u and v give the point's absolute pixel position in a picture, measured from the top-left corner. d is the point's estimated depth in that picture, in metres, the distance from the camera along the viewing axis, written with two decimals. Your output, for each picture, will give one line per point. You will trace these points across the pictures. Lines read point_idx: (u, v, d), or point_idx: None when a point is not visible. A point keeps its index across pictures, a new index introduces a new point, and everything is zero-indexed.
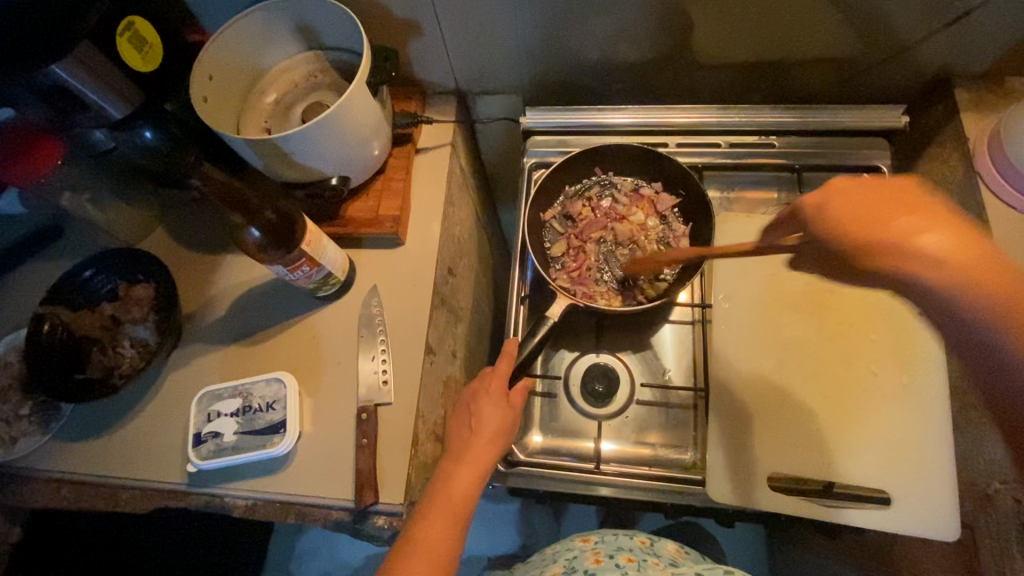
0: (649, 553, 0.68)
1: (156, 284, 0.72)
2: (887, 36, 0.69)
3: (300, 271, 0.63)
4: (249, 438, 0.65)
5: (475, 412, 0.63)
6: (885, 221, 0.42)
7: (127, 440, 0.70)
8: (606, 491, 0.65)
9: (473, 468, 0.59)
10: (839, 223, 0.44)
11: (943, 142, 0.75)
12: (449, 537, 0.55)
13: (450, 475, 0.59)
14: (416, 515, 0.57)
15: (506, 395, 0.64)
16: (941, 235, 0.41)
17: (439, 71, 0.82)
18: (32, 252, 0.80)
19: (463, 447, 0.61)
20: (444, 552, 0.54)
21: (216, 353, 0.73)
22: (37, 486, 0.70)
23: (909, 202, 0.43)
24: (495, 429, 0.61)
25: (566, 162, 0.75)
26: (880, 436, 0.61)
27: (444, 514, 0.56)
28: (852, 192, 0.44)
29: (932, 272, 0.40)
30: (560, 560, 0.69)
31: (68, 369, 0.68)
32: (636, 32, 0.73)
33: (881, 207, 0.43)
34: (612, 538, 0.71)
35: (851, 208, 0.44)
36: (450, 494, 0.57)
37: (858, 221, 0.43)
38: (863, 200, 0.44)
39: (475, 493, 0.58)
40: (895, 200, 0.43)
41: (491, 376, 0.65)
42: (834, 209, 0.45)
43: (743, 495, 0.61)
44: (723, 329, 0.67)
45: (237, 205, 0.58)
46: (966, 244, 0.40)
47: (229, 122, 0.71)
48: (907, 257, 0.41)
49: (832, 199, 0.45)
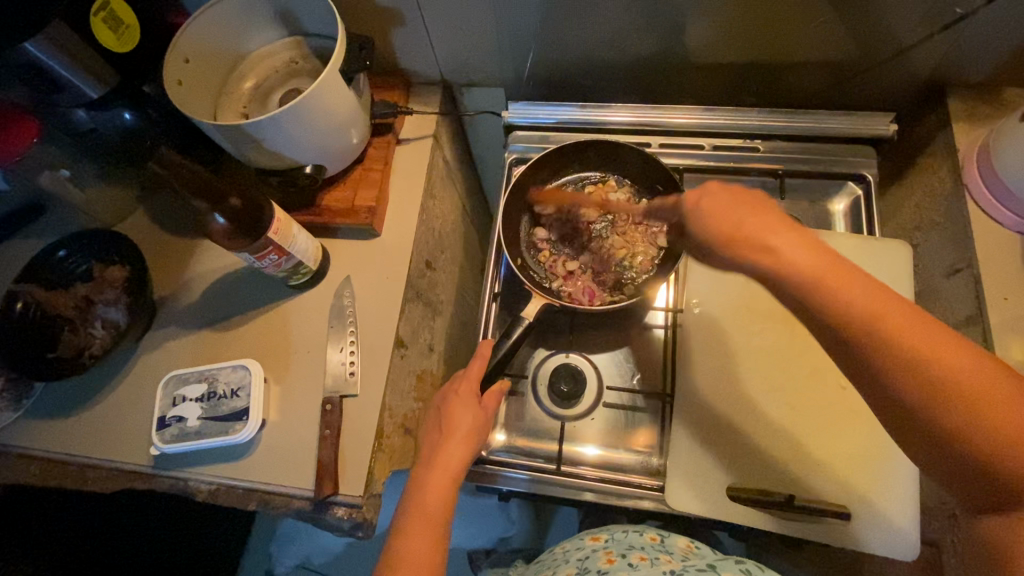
0: (660, 550, 0.67)
1: (131, 267, 0.72)
2: (879, 41, 0.67)
3: (268, 259, 0.63)
4: (212, 424, 0.65)
5: (445, 414, 0.62)
6: (745, 224, 0.42)
7: (97, 419, 0.70)
8: (590, 495, 0.65)
9: (446, 474, 0.58)
10: (704, 224, 0.43)
11: (934, 152, 0.73)
12: (433, 546, 0.54)
13: (422, 482, 0.58)
14: (397, 525, 0.55)
15: (477, 396, 0.63)
16: (796, 246, 0.41)
17: (424, 61, 0.81)
18: (16, 231, 0.80)
19: (436, 450, 0.60)
20: (429, 563, 0.52)
21: (187, 337, 0.73)
22: (8, 462, 0.70)
23: (760, 206, 0.43)
24: (465, 432, 0.61)
25: (544, 158, 0.73)
26: (845, 453, 0.60)
27: (425, 524, 0.55)
28: (724, 198, 0.44)
29: (799, 283, 0.40)
30: (572, 561, 0.69)
31: (41, 348, 0.69)
32: (621, 28, 0.71)
33: (740, 213, 0.43)
34: (622, 537, 0.70)
35: (718, 211, 0.43)
36: (427, 502, 0.56)
37: (738, 231, 0.42)
38: (724, 201, 0.43)
39: (453, 498, 0.58)
40: (749, 206, 0.43)
41: (462, 379, 0.64)
42: (705, 210, 0.44)
43: (705, 506, 0.60)
44: (693, 336, 0.66)
45: (203, 190, 0.58)
46: (821, 261, 0.40)
47: (207, 106, 0.71)
48: (772, 270, 0.41)
49: (704, 200, 0.44)
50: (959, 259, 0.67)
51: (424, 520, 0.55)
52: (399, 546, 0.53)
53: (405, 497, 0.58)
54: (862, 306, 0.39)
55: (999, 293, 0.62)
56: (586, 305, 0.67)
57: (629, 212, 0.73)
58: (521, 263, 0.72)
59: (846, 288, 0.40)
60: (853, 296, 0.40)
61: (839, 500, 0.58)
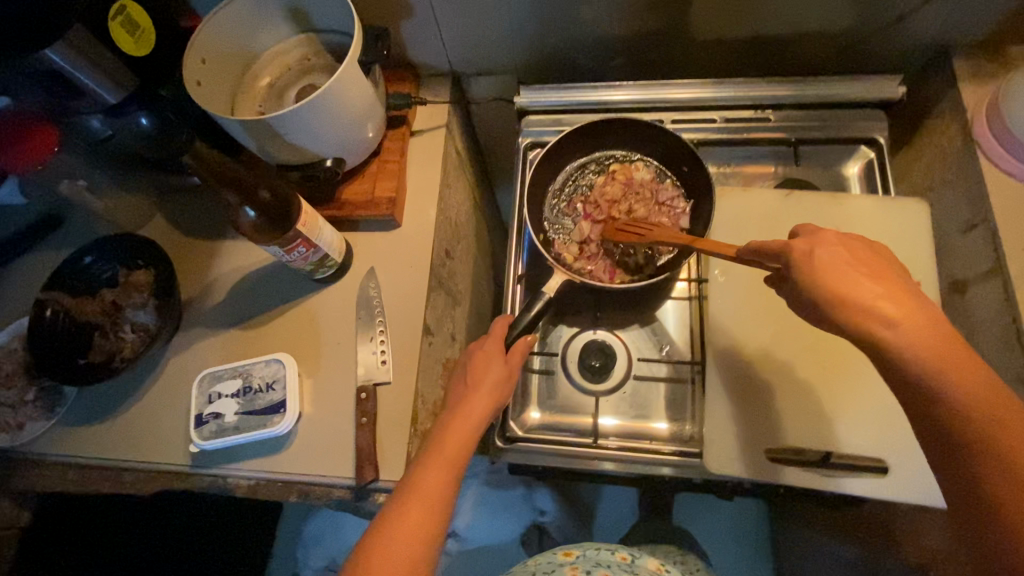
0: (626, 569, 0.69)
1: (156, 270, 0.73)
2: (885, 5, 0.68)
3: (296, 253, 0.64)
4: (250, 418, 0.65)
5: (469, 365, 0.63)
6: (858, 280, 0.44)
7: (133, 422, 0.71)
8: (608, 465, 0.66)
9: (470, 418, 0.59)
10: (815, 269, 0.46)
11: (942, 113, 0.74)
12: (443, 485, 0.54)
13: (448, 425, 0.59)
14: (414, 465, 0.56)
15: (504, 353, 0.64)
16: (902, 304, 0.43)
17: (433, 51, 0.82)
18: (36, 243, 0.81)
19: (460, 400, 0.61)
20: (439, 497, 0.53)
21: (215, 337, 0.73)
22: (45, 469, 0.71)
23: (875, 267, 0.46)
24: (490, 382, 0.61)
25: (562, 140, 0.74)
26: (873, 406, 0.61)
27: (444, 462, 0.55)
28: (826, 247, 0.47)
29: (901, 336, 0.42)
30: (539, 572, 0.69)
31: (72, 355, 0.69)
32: (629, 7, 0.72)
33: (853, 269, 0.45)
34: (592, 554, 0.72)
35: (835, 260, 0.46)
36: (444, 443, 0.57)
37: (834, 277, 0.45)
38: (838, 254, 0.46)
39: (474, 444, 0.58)
40: (864, 265, 0.46)
41: (486, 338, 0.65)
42: (818, 258, 0.46)
43: (740, 465, 0.61)
44: (720, 302, 0.67)
45: (231, 183, 0.59)
46: (929, 321, 0.42)
47: (224, 106, 0.72)
48: (875, 321, 0.43)
49: (816, 248, 0.47)
50: (974, 216, 0.68)
51: (454, 466, 0.56)
52: (424, 483, 0.54)
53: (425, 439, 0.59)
54: (976, 379, 0.40)
55: (1017, 245, 0.63)
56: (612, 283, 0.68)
57: (652, 191, 0.74)
58: (544, 239, 0.73)
59: (948, 352, 0.41)
60: (949, 357, 0.41)
61: (867, 451, 0.60)
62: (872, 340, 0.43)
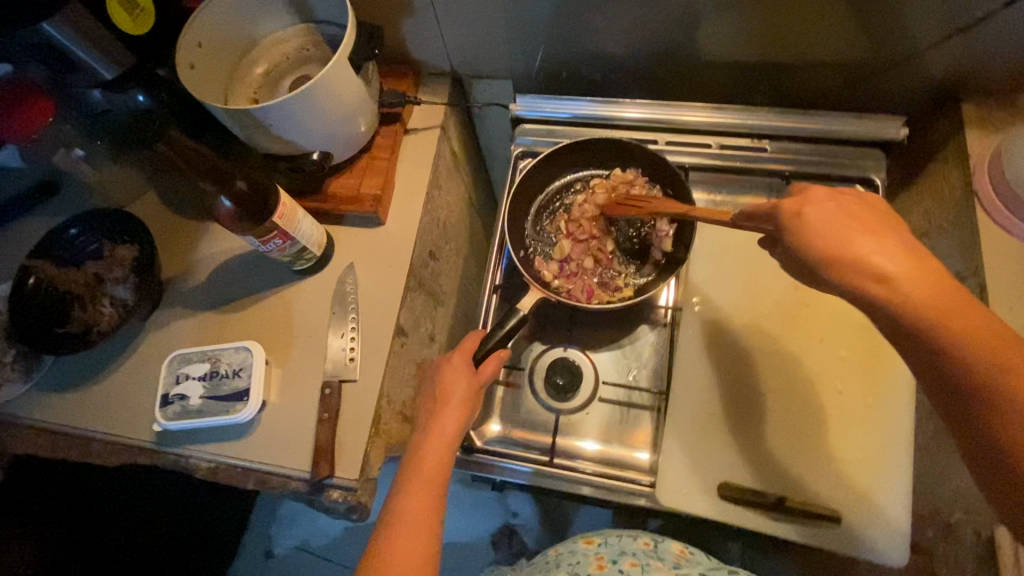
0: (651, 556, 0.68)
1: (140, 248, 0.74)
2: (898, 40, 0.66)
3: (272, 244, 0.64)
4: (214, 403, 0.66)
5: (438, 380, 0.63)
6: (854, 239, 0.42)
7: (103, 394, 0.72)
8: (587, 490, 0.65)
9: (443, 439, 0.59)
10: (808, 233, 0.44)
11: (946, 158, 0.72)
12: (427, 504, 0.56)
13: (421, 446, 0.59)
14: (395, 486, 0.57)
15: (472, 366, 0.64)
16: (900, 258, 0.41)
17: (434, 51, 0.81)
18: (30, 208, 0.82)
19: (432, 415, 0.61)
20: (425, 519, 0.54)
21: (192, 318, 0.74)
22: (16, 432, 0.73)
23: (867, 219, 0.43)
24: (460, 397, 0.61)
25: (550, 153, 0.74)
26: (837, 455, 0.60)
27: (424, 483, 0.56)
28: (818, 205, 0.45)
29: (901, 296, 0.40)
30: (562, 565, 0.69)
31: (50, 324, 0.70)
32: (632, 22, 0.71)
33: (848, 226, 0.43)
34: (615, 541, 0.71)
35: (827, 220, 0.44)
36: (422, 464, 0.58)
37: (830, 239, 0.43)
38: (832, 213, 0.44)
39: (450, 461, 0.59)
40: (858, 219, 0.43)
41: (456, 353, 0.65)
42: (810, 221, 0.44)
43: (694, 501, 0.61)
44: (692, 333, 0.66)
45: (208, 172, 0.59)
46: (928, 276, 0.41)
47: (217, 91, 0.72)
48: (870, 279, 0.41)
49: (806, 208, 0.45)
50: (965, 267, 0.67)
51: (434, 485, 0.57)
52: (404, 510, 0.55)
53: (403, 459, 0.59)
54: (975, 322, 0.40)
55: (1004, 303, 0.61)
56: (588, 303, 0.67)
57: (636, 210, 0.73)
58: (523, 257, 0.72)
59: (951, 308, 0.40)
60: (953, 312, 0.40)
61: (823, 501, 0.59)
62: (874, 302, 0.41)
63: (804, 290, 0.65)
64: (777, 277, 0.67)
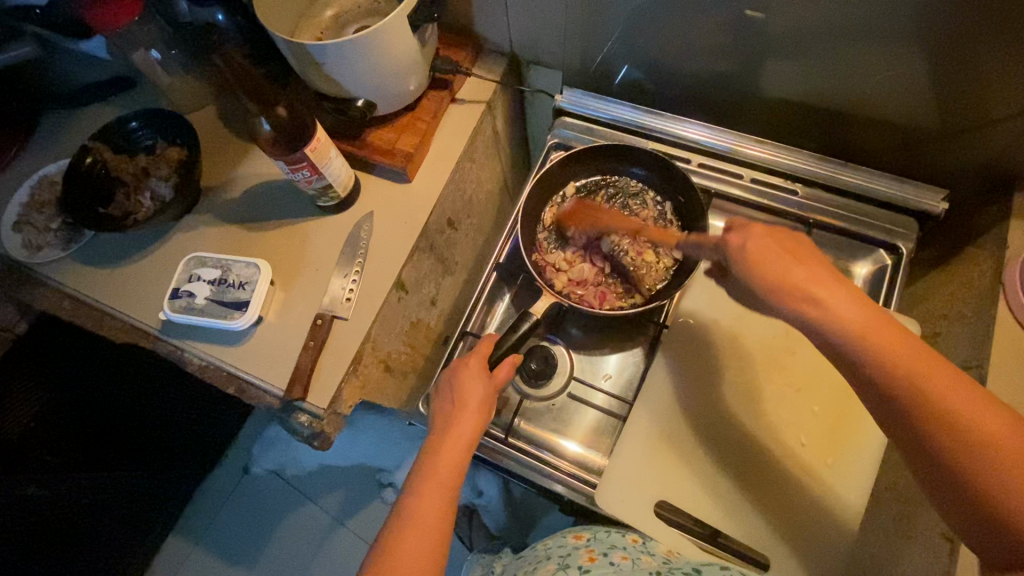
0: (642, 552, 0.65)
1: (186, 153, 0.79)
2: (966, 107, 0.63)
3: (300, 174, 0.67)
4: (215, 307, 0.71)
5: (455, 385, 0.64)
6: (789, 270, 0.46)
7: (126, 276, 0.78)
8: (560, 487, 0.67)
9: (458, 443, 0.60)
10: (748, 267, 0.47)
11: (984, 244, 0.69)
12: (442, 509, 0.56)
13: (439, 449, 0.60)
14: (409, 488, 0.58)
15: (488, 372, 0.64)
16: (832, 289, 0.44)
17: (497, 30, 0.83)
18: (104, 96, 0.90)
19: (448, 421, 0.62)
20: (437, 522, 0.55)
21: (217, 228, 0.79)
22: (45, 290, 0.80)
23: (799, 253, 0.47)
24: (478, 403, 0.62)
25: (582, 152, 0.75)
26: (780, 506, 0.61)
27: (439, 486, 0.57)
28: (757, 238, 0.48)
29: (831, 320, 0.44)
30: (553, 558, 0.68)
31: (94, 203, 0.77)
32: (691, 39, 0.71)
33: (780, 259, 0.46)
34: (605, 536, 0.69)
35: (758, 256, 0.47)
36: (437, 468, 0.58)
37: (767, 269, 0.46)
38: (765, 245, 0.47)
39: (465, 467, 0.59)
40: (787, 252, 0.47)
41: (470, 356, 0.66)
42: (750, 252, 0.47)
43: (632, 514, 0.62)
44: (672, 354, 0.67)
45: (257, 95, 0.65)
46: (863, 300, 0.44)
47: (287, 24, 0.76)
48: (808, 307, 0.45)
49: (748, 242, 0.48)
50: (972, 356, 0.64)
51: (450, 488, 0.57)
52: (422, 510, 0.55)
53: (417, 462, 0.60)
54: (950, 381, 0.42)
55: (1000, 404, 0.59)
56: (596, 309, 0.68)
57: (651, 219, 0.74)
58: (536, 259, 0.74)
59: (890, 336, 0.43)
60: (889, 340, 0.43)
61: (748, 542, 0.60)
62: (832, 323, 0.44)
63: (792, 341, 0.66)
64: (768, 321, 0.67)
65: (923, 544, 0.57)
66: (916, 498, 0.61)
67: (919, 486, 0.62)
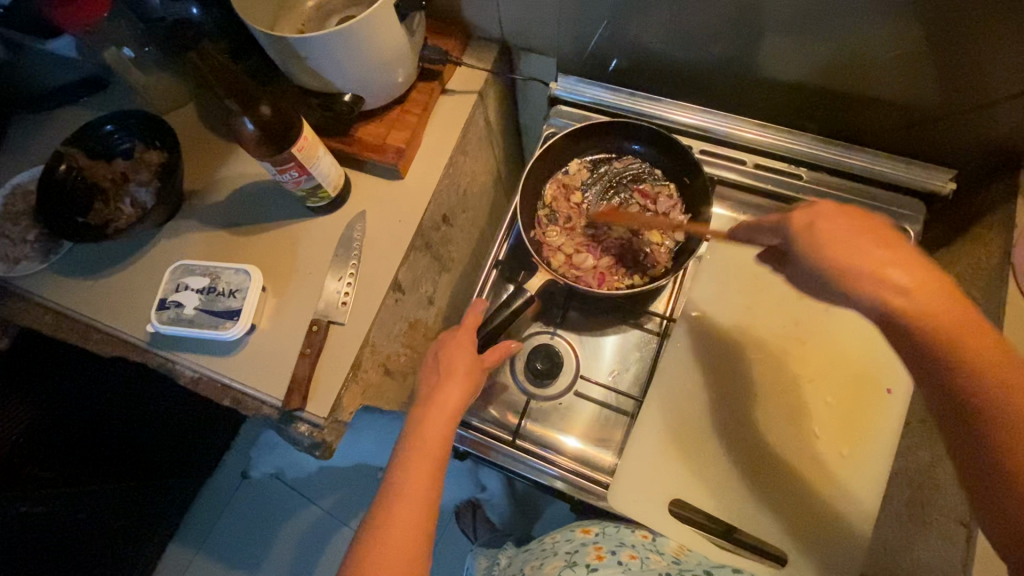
0: (650, 549, 0.65)
1: (167, 155, 0.76)
2: (968, 87, 0.61)
3: (288, 175, 0.64)
4: (205, 316, 0.68)
5: (443, 358, 0.62)
6: (861, 247, 0.41)
7: (110, 287, 0.75)
8: (561, 484, 0.66)
9: (446, 412, 0.58)
10: (813, 243, 0.43)
11: (991, 224, 0.68)
12: (430, 482, 0.54)
13: (426, 419, 0.58)
14: (394, 462, 0.56)
15: (477, 343, 0.63)
16: (912, 271, 0.40)
17: (486, 16, 0.80)
18: (77, 99, 0.85)
19: (435, 392, 0.60)
20: (425, 492, 0.53)
21: (204, 233, 0.76)
22: (26, 305, 0.77)
23: (880, 233, 0.42)
24: (465, 372, 0.61)
25: (579, 130, 0.73)
26: (793, 499, 0.60)
27: (426, 455, 0.55)
28: (828, 216, 0.43)
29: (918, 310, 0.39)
30: (560, 553, 0.67)
31: (73, 212, 0.74)
32: (690, 22, 0.68)
33: (856, 237, 0.42)
34: (613, 532, 0.69)
35: (829, 232, 0.43)
36: (424, 439, 0.56)
37: (834, 249, 0.42)
38: (840, 223, 0.43)
39: (452, 437, 0.58)
40: (868, 231, 0.42)
41: (459, 327, 0.64)
42: (819, 232, 0.43)
43: (643, 512, 0.61)
44: (680, 347, 0.66)
45: (237, 94, 0.61)
46: (936, 285, 0.39)
47: (266, 16, 0.72)
48: (879, 289, 0.40)
49: (817, 218, 0.44)
50: None
51: (438, 460, 0.56)
52: (408, 482, 0.54)
53: (404, 435, 0.58)
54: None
55: None
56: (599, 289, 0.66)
57: (651, 197, 0.72)
58: (535, 240, 0.71)
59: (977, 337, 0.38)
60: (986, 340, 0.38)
61: (760, 536, 0.59)
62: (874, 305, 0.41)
63: (802, 331, 0.65)
64: (776, 310, 0.66)
65: (939, 531, 0.57)
66: (930, 484, 0.61)
67: (932, 472, 0.61)
